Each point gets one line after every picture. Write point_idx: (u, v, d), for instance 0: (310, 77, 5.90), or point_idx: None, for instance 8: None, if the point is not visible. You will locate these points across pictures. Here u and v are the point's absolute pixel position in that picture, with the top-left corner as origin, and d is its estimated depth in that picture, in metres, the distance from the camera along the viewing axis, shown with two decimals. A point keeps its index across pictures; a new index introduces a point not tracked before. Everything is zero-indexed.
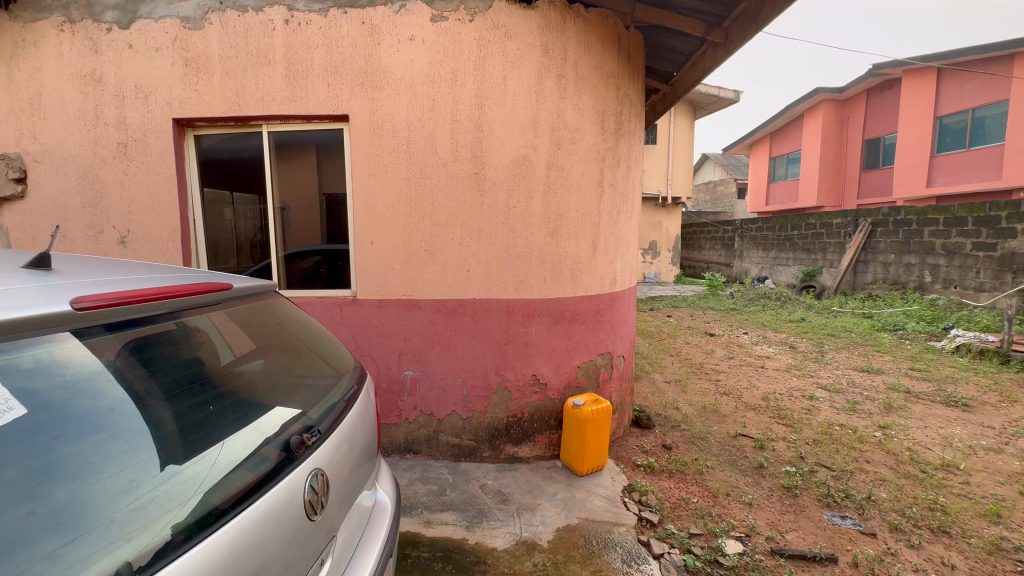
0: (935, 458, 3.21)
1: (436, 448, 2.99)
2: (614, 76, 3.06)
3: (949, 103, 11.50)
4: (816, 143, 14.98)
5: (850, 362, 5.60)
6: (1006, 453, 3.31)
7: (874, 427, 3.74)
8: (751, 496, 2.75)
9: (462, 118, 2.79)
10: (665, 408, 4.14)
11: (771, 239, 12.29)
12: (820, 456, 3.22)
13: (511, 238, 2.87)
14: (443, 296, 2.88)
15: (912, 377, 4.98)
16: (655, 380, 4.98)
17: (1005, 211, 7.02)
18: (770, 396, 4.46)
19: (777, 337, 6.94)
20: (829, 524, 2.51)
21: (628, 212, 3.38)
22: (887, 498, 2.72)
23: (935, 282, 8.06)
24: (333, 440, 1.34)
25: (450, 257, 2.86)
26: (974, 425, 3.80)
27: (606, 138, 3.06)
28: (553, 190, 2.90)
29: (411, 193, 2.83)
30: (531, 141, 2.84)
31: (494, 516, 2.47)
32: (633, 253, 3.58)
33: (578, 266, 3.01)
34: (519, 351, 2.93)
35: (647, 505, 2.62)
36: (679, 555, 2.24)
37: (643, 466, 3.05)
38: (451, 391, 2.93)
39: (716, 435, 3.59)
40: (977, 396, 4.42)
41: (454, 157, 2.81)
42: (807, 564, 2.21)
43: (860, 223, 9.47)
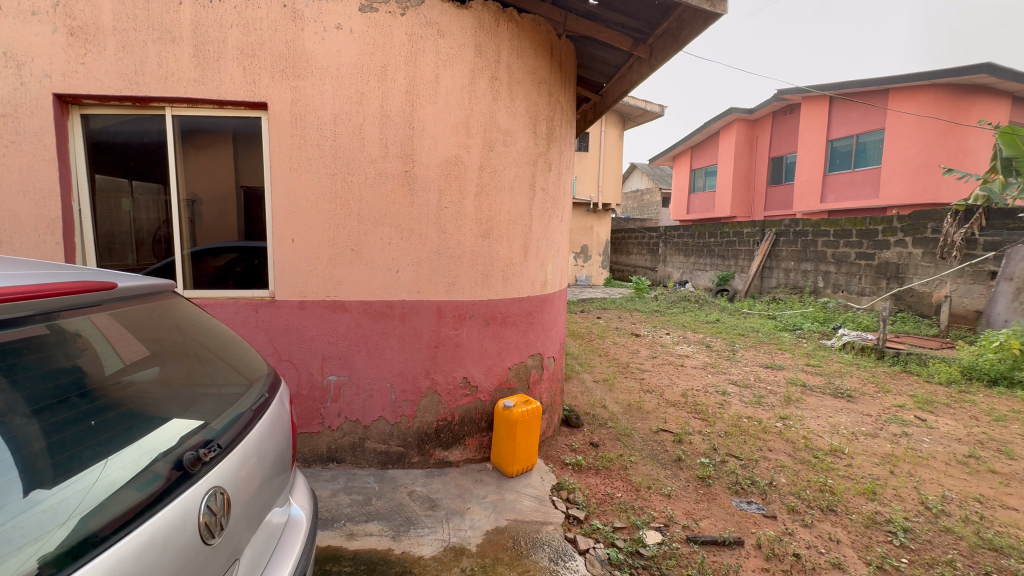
0: (825, 444, 3.59)
1: (361, 455, 2.86)
2: (546, 82, 3.12)
3: (839, 129, 12.98)
4: (730, 158, 16.29)
5: (757, 359, 6.13)
6: (880, 437, 3.78)
7: (776, 418, 4.12)
8: (670, 488, 2.91)
9: (392, 113, 2.70)
10: (593, 407, 4.28)
11: (691, 246, 13.18)
12: (730, 447, 3.49)
13: (443, 239, 2.82)
14: (369, 297, 2.77)
15: (807, 372, 5.55)
16: (585, 380, 5.15)
17: (881, 225, 8.04)
18: (688, 392, 4.77)
19: (695, 337, 7.43)
20: (737, 509, 2.72)
21: (559, 216, 3.45)
22: (786, 482, 3.00)
23: (827, 287, 9.05)
24: (238, 453, 1.23)
25: (377, 257, 2.76)
26: (856, 413, 4.31)
27: (538, 142, 3.11)
28: (485, 192, 2.89)
29: (337, 189, 2.69)
30: (463, 142, 2.82)
31: (422, 523, 2.41)
32: (563, 256, 3.66)
33: (509, 268, 3.02)
34: (450, 354, 2.89)
35: (574, 502, 2.69)
36: (603, 549, 2.31)
37: (571, 464, 3.13)
38: (378, 396, 2.83)
39: (639, 431, 3.77)
40: (859, 387, 5.01)
41: (383, 154, 2.71)
42: (717, 548, 2.38)
43: (766, 232, 10.43)
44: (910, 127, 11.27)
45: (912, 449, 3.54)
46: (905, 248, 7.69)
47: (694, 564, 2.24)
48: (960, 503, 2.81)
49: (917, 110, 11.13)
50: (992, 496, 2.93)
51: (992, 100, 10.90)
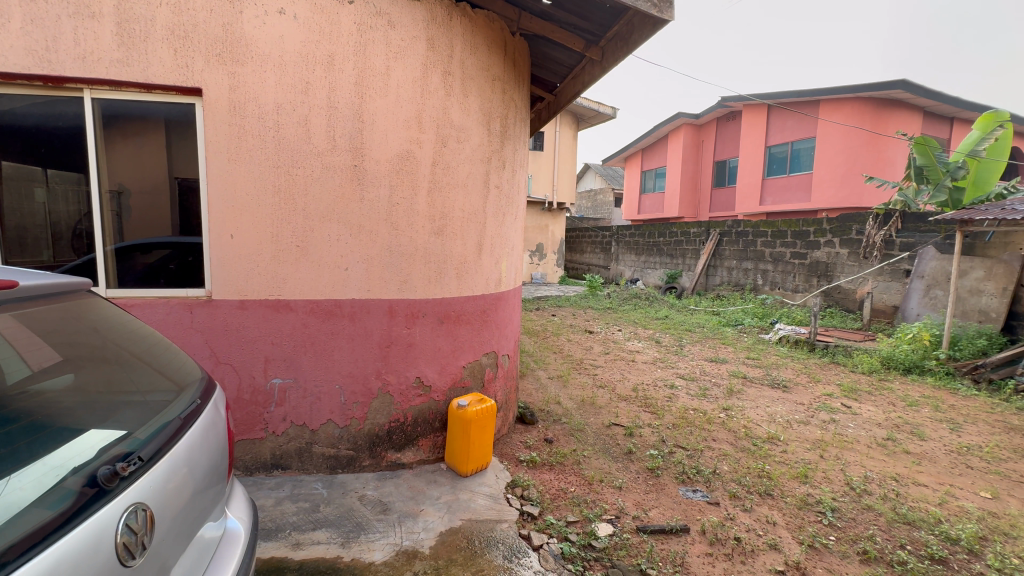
0: (763, 433, 3.81)
1: (309, 461, 2.75)
2: (500, 79, 3.11)
3: (776, 135, 13.81)
4: (678, 161, 16.94)
5: (702, 353, 6.43)
6: (812, 424, 4.05)
7: (719, 408, 4.33)
8: (621, 480, 2.99)
9: (340, 105, 2.60)
10: (548, 403, 4.33)
11: (642, 244, 13.61)
12: (677, 438, 3.63)
13: (394, 236, 2.75)
14: (317, 296, 2.66)
15: (748, 365, 5.87)
16: (539, 376, 5.20)
17: (813, 227, 8.63)
18: (638, 387, 4.92)
19: (645, 333, 7.69)
20: (683, 498, 2.83)
21: (513, 214, 3.45)
22: (728, 470, 3.16)
23: (765, 284, 9.61)
24: (164, 466, 1.12)
25: (325, 255, 2.65)
26: (791, 402, 4.60)
27: (491, 140, 3.09)
28: (438, 189, 2.85)
29: (280, 182, 2.56)
30: (415, 137, 2.76)
31: (373, 528, 2.35)
32: (518, 254, 3.66)
33: (463, 266, 3.00)
34: (402, 353, 2.83)
35: (529, 499, 2.71)
36: (556, 544, 2.34)
37: (526, 461, 3.16)
38: (326, 399, 2.72)
39: (592, 426, 3.85)
40: (793, 378, 5.36)
41: (331, 147, 2.60)
42: (665, 536, 2.47)
43: (711, 232, 10.95)
44: (838, 136, 12.16)
45: (839, 434, 3.83)
46: (833, 249, 8.29)
47: (644, 553, 2.31)
48: (880, 482, 3.06)
49: (844, 121, 12.03)
50: (906, 474, 3.21)
51: (907, 113, 11.96)
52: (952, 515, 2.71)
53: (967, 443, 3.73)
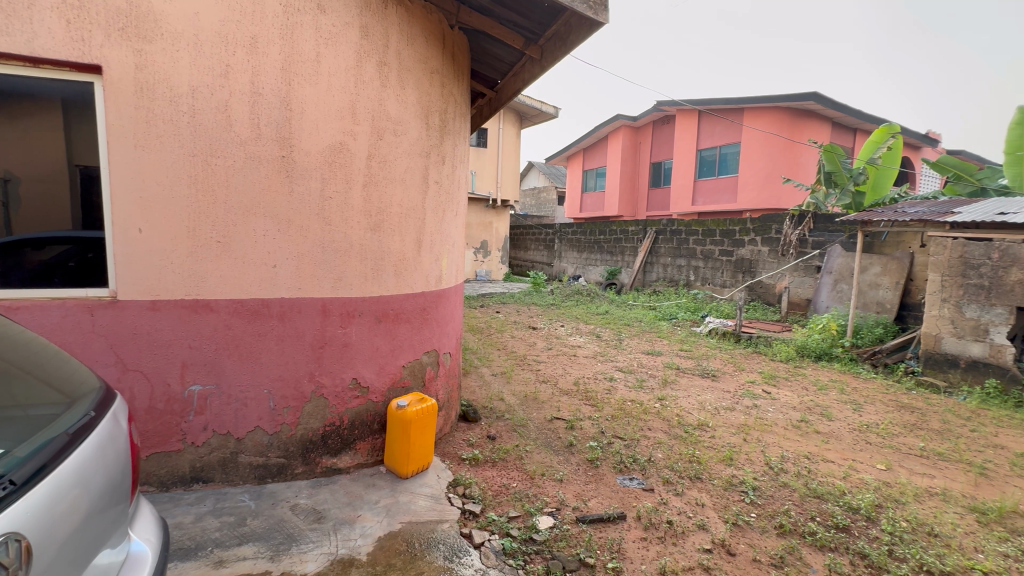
0: (694, 420, 4.03)
1: (235, 472, 2.57)
2: (438, 73, 3.04)
3: (707, 140, 14.64)
4: (617, 161, 17.52)
5: (640, 346, 6.71)
6: (737, 409, 4.35)
7: (655, 399, 4.54)
8: (562, 473, 3.05)
9: (265, 91, 2.43)
10: (491, 401, 4.33)
11: (583, 242, 13.95)
12: (615, 429, 3.76)
13: (327, 232, 2.63)
14: (241, 295, 2.48)
15: (681, 357, 6.19)
16: (483, 373, 5.20)
17: (738, 226, 9.24)
18: (580, 380, 5.05)
19: (587, 328, 7.90)
20: (621, 486, 2.94)
21: (454, 210, 3.41)
22: (662, 457, 3.32)
23: (696, 280, 10.17)
24: (47, 486, 1.00)
25: (251, 252, 2.48)
26: (719, 390, 4.91)
27: (430, 134, 3.03)
28: (374, 183, 2.75)
29: (197, 172, 2.36)
30: (349, 128, 2.64)
31: (306, 538, 2.23)
32: (459, 251, 3.62)
33: (402, 263, 2.92)
34: (337, 354, 2.71)
35: (470, 497, 2.69)
36: (497, 540, 2.35)
37: (468, 459, 3.14)
38: (253, 405, 2.55)
39: (535, 421, 3.90)
40: (721, 367, 5.73)
41: (255, 136, 2.43)
42: (603, 525, 2.54)
43: (648, 230, 11.44)
44: (760, 142, 13.10)
45: (760, 418, 4.13)
46: (756, 246, 8.92)
47: (583, 542, 2.37)
48: (794, 461, 3.34)
49: (766, 128, 12.97)
50: (817, 452, 3.52)
51: (818, 123, 13.12)
52: (854, 487, 3.01)
53: (866, 421, 4.16)
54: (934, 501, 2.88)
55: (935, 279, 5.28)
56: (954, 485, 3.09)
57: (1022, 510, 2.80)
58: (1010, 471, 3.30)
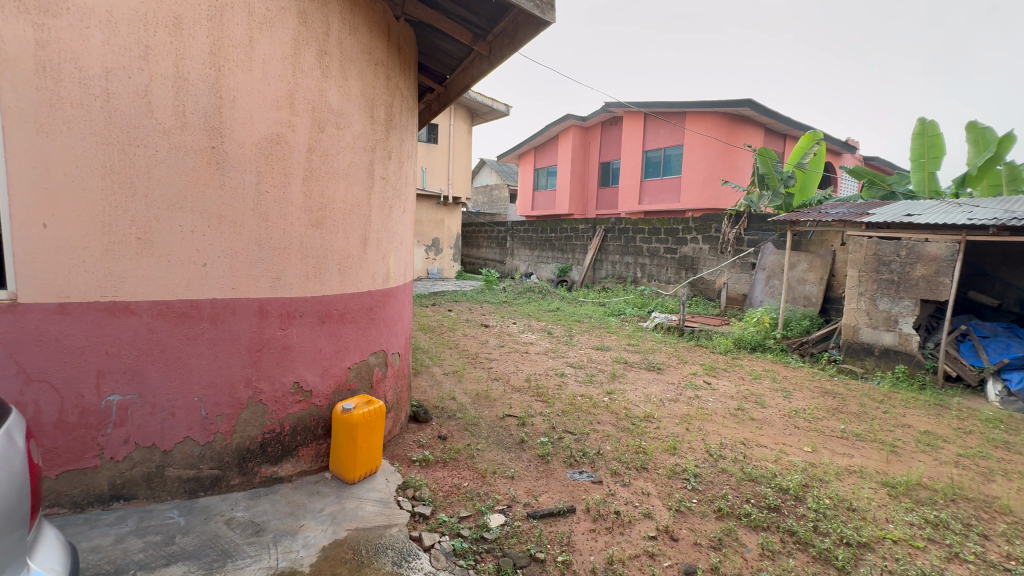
0: (640, 412, 4.18)
1: (162, 487, 2.38)
2: (383, 65, 2.96)
3: (652, 141, 15.18)
4: (567, 160, 17.81)
5: (590, 342, 6.86)
6: (680, 400, 4.55)
7: (604, 393, 4.67)
8: (513, 470, 3.06)
9: (192, 77, 2.26)
10: (442, 400, 4.28)
11: (535, 240, 14.09)
12: (566, 424, 3.82)
13: (264, 228, 2.48)
14: (166, 296, 2.30)
15: (628, 351, 6.40)
16: (434, 373, 5.13)
17: (681, 225, 9.65)
18: (531, 377, 5.10)
19: (539, 325, 7.99)
20: (571, 480, 2.99)
21: (401, 207, 3.33)
22: (610, 449, 3.41)
23: (643, 277, 10.54)
24: None
25: (176, 249, 2.29)
26: (664, 382, 5.11)
27: (375, 128, 2.94)
28: (315, 178, 2.63)
29: (114, 162, 2.16)
30: (287, 119, 2.51)
31: (243, 553, 2.11)
32: (408, 248, 3.54)
33: (346, 261, 2.82)
34: (277, 357, 2.57)
35: (420, 499, 2.65)
36: (448, 541, 2.32)
37: (419, 461, 3.08)
38: (182, 414, 2.37)
39: (486, 419, 3.89)
40: (665, 360, 5.98)
41: (181, 124, 2.26)
42: (553, 518, 2.58)
43: (597, 229, 11.73)
44: (701, 145, 13.75)
45: (701, 408, 4.35)
46: (697, 244, 9.36)
47: (533, 538, 2.39)
48: (731, 447, 3.53)
49: (706, 132, 13.63)
50: (751, 438, 3.74)
51: (753, 129, 13.95)
52: (784, 469, 3.23)
53: (795, 407, 4.48)
54: (852, 478, 3.14)
55: (853, 275, 5.76)
56: (870, 463, 3.39)
57: (925, 482, 3.11)
58: (915, 447, 3.66)
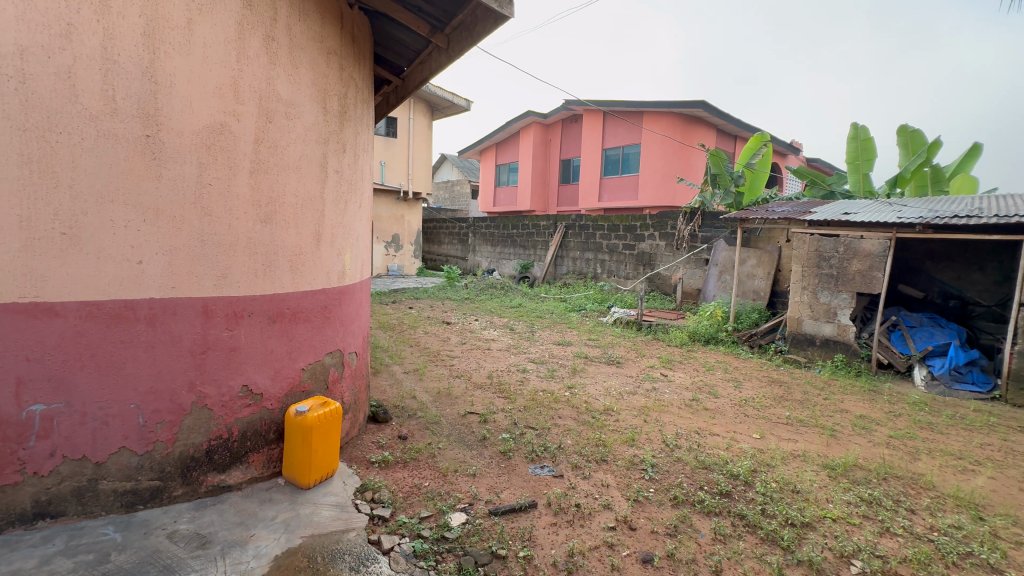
0: (600, 405, 4.25)
1: (95, 503, 2.21)
2: (336, 54, 2.85)
3: (611, 139, 15.47)
4: (528, 157, 17.87)
5: (551, 337, 6.93)
6: (638, 393, 4.67)
7: (565, 387, 4.73)
8: (475, 468, 3.05)
9: (123, 60, 2.09)
10: (403, 399, 4.20)
11: (497, 236, 14.06)
12: (527, 420, 3.84)
13: (207, 223, 2.34)
14: (96, 296, 2.12)
15: (589, 346, 6.51)
16: (395, 372, 5.03)
17: (639, 221, 9.89)
18: (493, 373, 5.09)
19: (501, 321, 7.99)
20: (533, 475, 3.01)
21: (358, 202, 3.23)
22: (571, 443, 3.45)
23: (603, 272, 10.73)
24: None
25: (107, 246, 2.12)
26: (623, 375, 5.24)
27: (328, 120, 2.83)
28: (263, 170, 2.50)
29: (32, 150, 1.97)
30: (231, 108, 2.37)
31: (187, 568, 1.99)
32: (365, 244, 3.44)
33: (298, 258, 2.71)
34: (223, 359, 2.44)
35: (379, 501, 2.59)
36: (408, 543, 2.28)
37: (378, 462, 3.01)
38: (117, 423, 2.20)
39: (447, 417, 3.85)
40: (624, 354, 6.13)
41: (111, 110, 2.08)
42: (515, 514, 2.59)
43: (558, 225, 11.85)
44: (657, 144, 14.14)
45: (658, 400, 4.48)
46: (654, 241, 9.62)
47: (495, 535, 2.38)
48: (686, 436, 3.66)
49: (662, 131, 14.02)
50: (704, 427, 3.89)
51: (706, 129, 14.48)
52: (735, 455, 3.37)
53: (745, 396, 4.70)
54: (797, 462, 3.33)
55: (798, 270, 6.09)
56: (812, 447, 3.60)
57: (861, 463, 3.34)
58: (852, 431, 3.92)
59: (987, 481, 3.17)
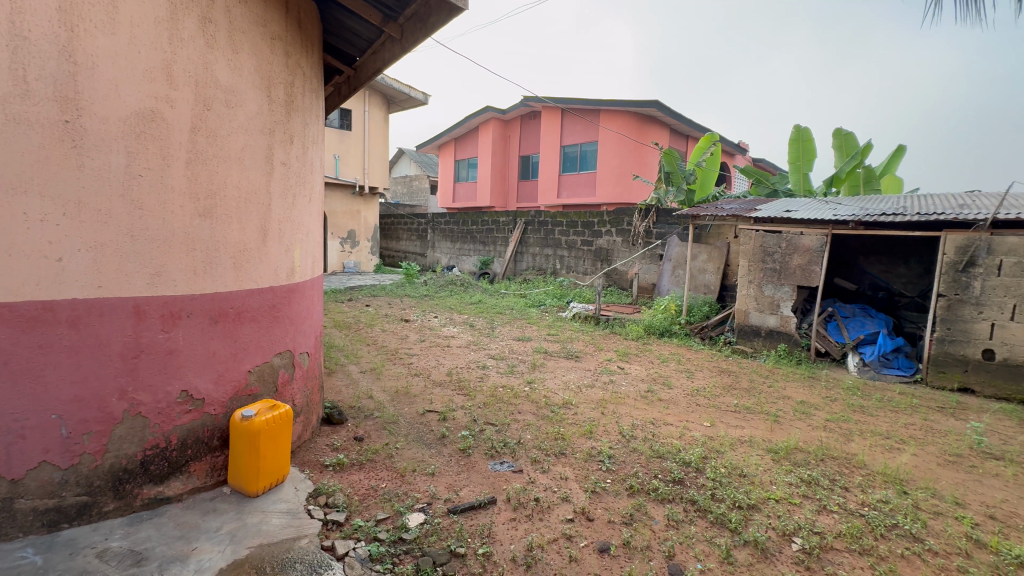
0: (559, 399, 4.30)
1: (11, 524, 2.01)
2: (281, 40, 2.71)
3: (569, 137, 15.65)
4: (488, 153, 17.79)
5: (511, 333, 6.95)
6: (596, 386, 4.77)
7: (525, 382, 4.75)
8: (434, 466, 3.01)
9: (35, 37, 1.90)
10: (359, 400, 4.09)
11: (456, 232, 13.93)
12: (487, 416, 3.83)
13: (138, 217, 2.17)
14: (8, 297, 1.92)
15: (548, 341, 6.57)
16: (350, 371, 4.89)
17: (597, 218, 10.06)
18: (452, 371, 5.04)
19: (460, 318, 7.93)
20: (492, 471, 3.00)
21: (308, 196, 3.10)
22: (530, 437, 3.48)
23: (562, 268, 10.86)
24: None
25: (20, 241, 1.93)
26: (582, 369, 5.33)
27: (274, 109, 2.69)
28: (201, 161, 2.35)
29: None
30: (164, 93, 2.21)
31: None
32: (315, 240, 3.31)
33: (243, 254, 2.57)
34: (159, 363, 2.28)
35: (333, 506, 2.51)
36: (364, 547, 2.22)
37: (332, 465, 2.92)
38: (36, 436, 2.01)
39: (406, 416, 3.78)
40: (583, 348, 6.23)
41: (22, 92, 1.89)
42: (474, 512, 2.57)
43: (517, 221, 11.89)
44: (614, 142, 14.42)
45: (615, 392, 4.59)
46: (612, 237, 9.82)
47: (453, 534, 2.36)
48: (642, 427, 3.77)
49: (618, 130, 14.33)
50: (659, 418, 4.01)
51: (659, 129, 14.91)
52: (687, 443, 3.50)
53: (696, 386, 4.89)
54: (744, 448, 3.49)
55: (745, 264, 6.38)
56: (757, 432, 3.79)
57: (801, 445, 3.55)
58: (794, 416, 4.16)
59: (910, 458, 3.45)
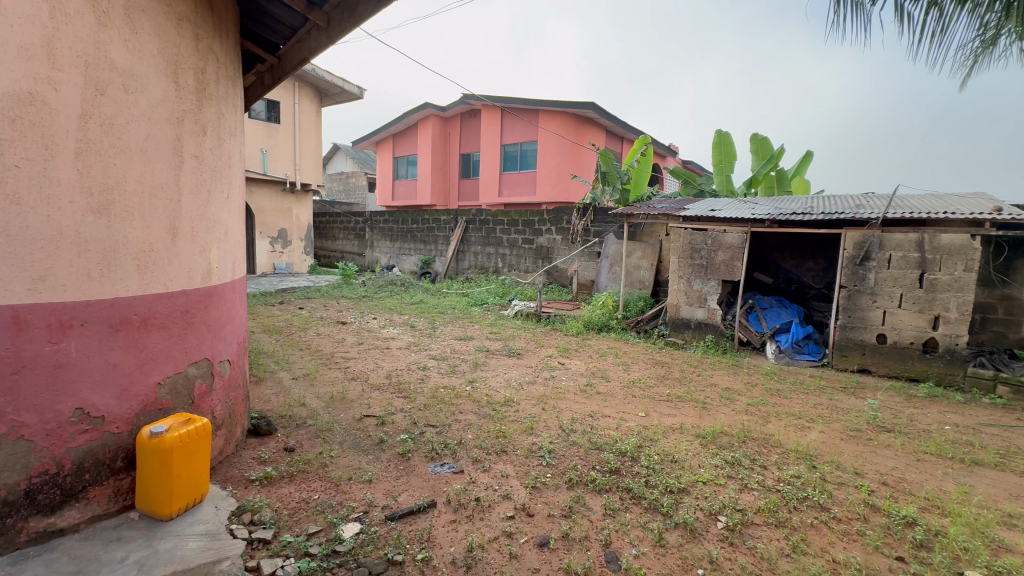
0: (501, 397, 4.30)
1: None
2: (190, 21, 2.49)
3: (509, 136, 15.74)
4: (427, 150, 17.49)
5: (453, 333, 6.87)
6: (537, 382, 4.82)
7: (466, 382, 4.71)
8: (371, 473, 2.90)
9: None
10: (290, 408, 3.87)
11: (395, 231, 13.58)
12: (427, 418, 3.75)
13: (15, 214, 1.91)
14: None
15: (490, 339, 6.57)
16: (281, 378, 4.61)
17: (537, 216, 10.19)
18: (392, 373, 4.89)
19: (400, 319, 7.73)
20: (433, 474, 2.95)
21: (225, 192, 2.88)
22: (471, 437, 3.45)
23: (504, 266, 10.90)
24: None
25: None
26: (523, 366, 5.37)
27: (182, 96, 2.47)
28: (94, 151, 2.10)
29: None
30: (45, 74, 1.96)
31: None
32: (235, 240, 3.08)
33: (148, 255, 2.33)
34: (45, 379, 2.01)
35: (260, 523, 2.36)
36: (293, 564, 2.10)
37: (258, 480, 2.74)
38: None
39: (341, 423, 3.62)
40: (525, 345, 6.29)
41: None
42: (413, 517, 2.51)
43: (458, 220, 11.79)
44: (553, 142, 14.68)
45: (556, 388, 4.66)
46: (552, 235, 9.99)
47: (391, 541, 2.29)
48: (581, 420, 3.86)
49: (557, 130, 14.60)
50: (597, 410, 4.13)
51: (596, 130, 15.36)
52: (624, 434, 3.63)
53: (632, 378, 5.09)
54: (675, 435, 3.68)
55: (675, 260, 6.72)
56: (687, 419, 4.01)
57: (726, 429, 3.80)
58: (720, 402, 4.44)
59: (818, 435, 3.79)
